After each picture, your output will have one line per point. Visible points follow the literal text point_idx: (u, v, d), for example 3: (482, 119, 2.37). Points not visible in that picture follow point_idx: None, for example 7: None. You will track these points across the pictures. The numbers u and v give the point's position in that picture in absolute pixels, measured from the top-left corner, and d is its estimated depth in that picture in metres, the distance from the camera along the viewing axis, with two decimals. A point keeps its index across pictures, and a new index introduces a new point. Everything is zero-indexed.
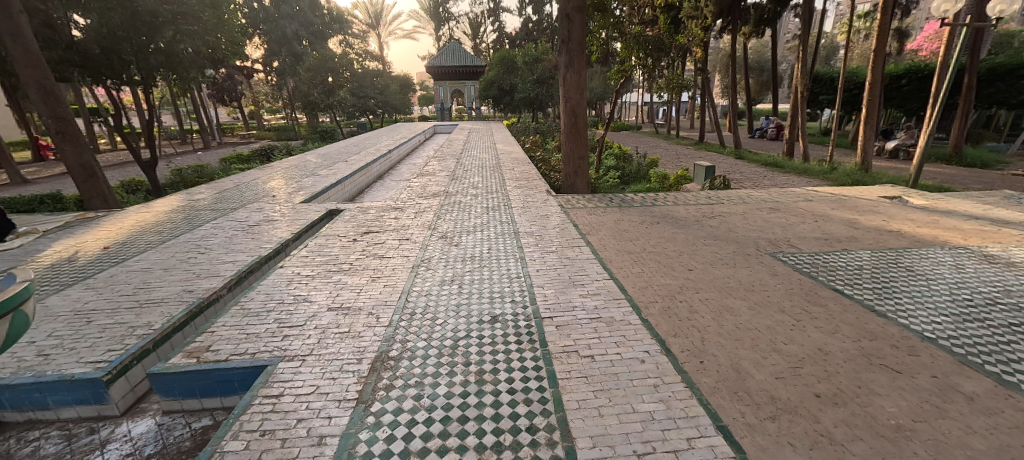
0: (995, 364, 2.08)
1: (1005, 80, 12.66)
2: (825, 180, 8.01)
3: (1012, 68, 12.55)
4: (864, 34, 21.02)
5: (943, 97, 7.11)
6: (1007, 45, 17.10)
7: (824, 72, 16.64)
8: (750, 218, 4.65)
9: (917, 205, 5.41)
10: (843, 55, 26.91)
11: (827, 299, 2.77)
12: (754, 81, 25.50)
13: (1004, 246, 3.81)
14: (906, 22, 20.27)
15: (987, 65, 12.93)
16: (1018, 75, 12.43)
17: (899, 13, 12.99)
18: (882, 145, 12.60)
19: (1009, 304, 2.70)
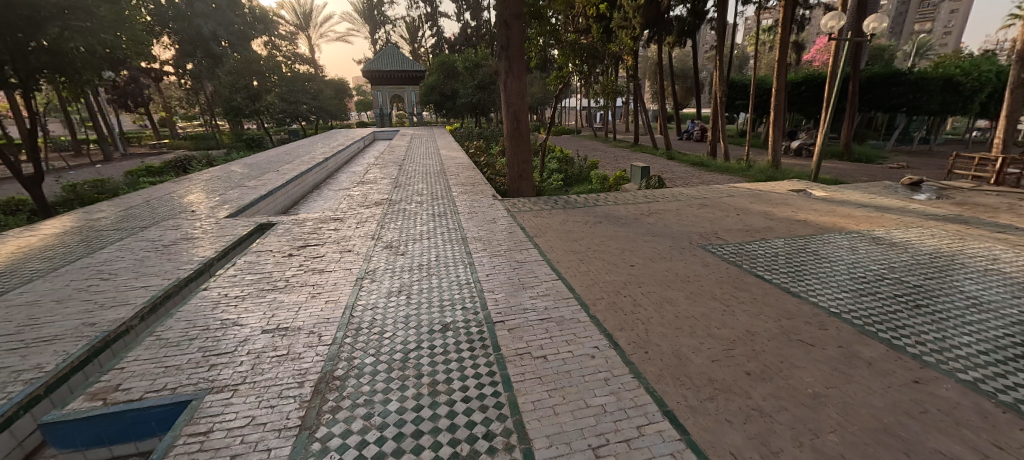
0: (885, 331, 2.43)
1: (880, 87, 14.90)
2: (744, 178, 8.86)
3: (884, 78, 14.78)
4: (769, 46, 23.68)
5: (836, 99, 8.13)
6: (879, 58, 20.16)
7: (738, 79, 18.45)
8: (682, 214, 5.01)
9: (819, 196, 6.17)
10: (752, 64, 30.07)
11: (751, 284, 3.06)
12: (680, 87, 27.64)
13: (886, 228, 4.48)
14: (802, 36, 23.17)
15: (866, 74, 15.10)
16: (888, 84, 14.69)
17: (795, 28, 14.79)
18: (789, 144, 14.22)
19: (889, 277, 3.19)
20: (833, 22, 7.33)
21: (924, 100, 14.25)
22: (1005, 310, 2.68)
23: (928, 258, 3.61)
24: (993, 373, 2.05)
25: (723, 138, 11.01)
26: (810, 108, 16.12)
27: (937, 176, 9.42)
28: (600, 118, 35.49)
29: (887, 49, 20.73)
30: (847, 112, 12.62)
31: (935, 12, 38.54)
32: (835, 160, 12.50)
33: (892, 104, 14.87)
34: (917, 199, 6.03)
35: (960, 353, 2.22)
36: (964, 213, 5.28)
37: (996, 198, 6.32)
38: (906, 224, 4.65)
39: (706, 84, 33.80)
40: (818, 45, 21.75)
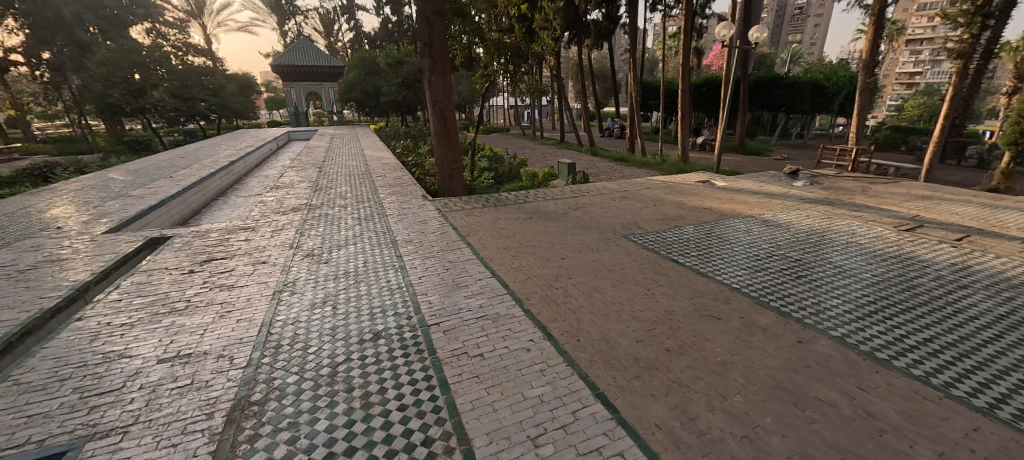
0: (776, 300, 2.81)
1: (764, 89, 17.10)
2: (659, 171, 9.66)
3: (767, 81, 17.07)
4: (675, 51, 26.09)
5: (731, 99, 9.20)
6: (762, 64, 23.24)
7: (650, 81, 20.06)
8: (606, 207, 5.31)
9: (720, 186, 6.95)
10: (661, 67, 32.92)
11: (668, 268, 3.35)
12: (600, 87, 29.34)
13: (773, 212, 5.19)
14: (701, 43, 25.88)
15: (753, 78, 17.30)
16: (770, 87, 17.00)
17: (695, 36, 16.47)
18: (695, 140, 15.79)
19: (777, 254, 3.70)
20: (725, 31, 8.27)
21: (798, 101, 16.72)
22: (859, 275, 3.27)
23: (804, 235, 4.26)
24: (852, 327, 2.48)
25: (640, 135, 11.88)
26: (711, 107, 18.05)
27: (809, 165, 11.12)
28: (528, 116, 36.28)
29: (767, 56, 23.98)
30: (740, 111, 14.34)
31: (803, 25, 46.56)
32: (732, 153, 14.15)
33: (774, 103, 17.19)
34: (795, 186, 7.07)
35: (829, 313, 2.65)
36: (829, 195, 6.30)
37: (850, 182, 7.63)
38: (788, 207, 5.43)
39: (623, 85, 36.22)
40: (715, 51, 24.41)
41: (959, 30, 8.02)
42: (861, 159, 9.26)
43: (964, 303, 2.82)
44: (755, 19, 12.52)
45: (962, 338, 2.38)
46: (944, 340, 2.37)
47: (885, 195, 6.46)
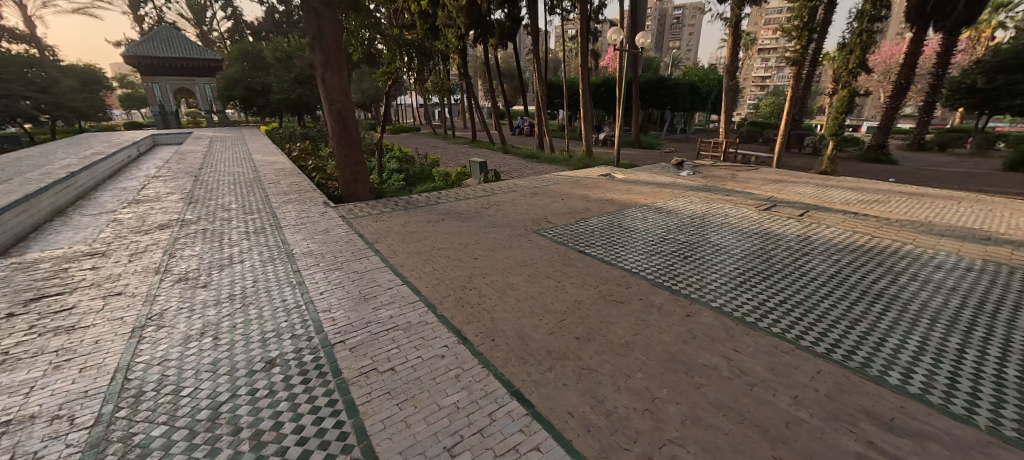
0: (670, 281, 3.12)
1: (653, 89, 18.84)
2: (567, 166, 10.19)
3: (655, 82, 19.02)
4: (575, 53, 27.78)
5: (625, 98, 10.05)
6: (650, 67, 25.85)
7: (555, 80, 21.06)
8: (518, 203, 5.43)
9: (620, 178, 7.55)
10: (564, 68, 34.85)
11: (576, 258, 3.53)
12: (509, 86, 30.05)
13: (664, 200, 5.78)
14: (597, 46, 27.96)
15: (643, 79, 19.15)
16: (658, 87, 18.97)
17: (591, 39, 17.67)
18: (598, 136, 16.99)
19: (668, 238, 4.13)
20: (616, 35, 8.98)
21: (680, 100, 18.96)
22: (731, 251, 3.80)
23: (689, 219, 4.82)
24: (728, 297, 2.87)
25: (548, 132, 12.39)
26: (609, 106, 19.52)
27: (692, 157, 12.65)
28: (439, 115, 35.70)
29: (653, 60, 26.82)
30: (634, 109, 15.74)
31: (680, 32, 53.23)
32: (630, 147, 15.51)
33: (661, 102, 19.07)
34: (681, 175, 7.98)
35: (711, 287, 3.03)
36: (707, 183, 7.23)
37: (722, 170, 8.85)
38: (676, 195, 6.09)
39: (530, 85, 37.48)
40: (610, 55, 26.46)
41: (794, 42, 9.73)
42: (730, 150, 10.76)
43: (806, 267, 3.45)
44: (639, 26, 13.88)
45: (806, 297, 2.91)
46: (794, 300, 2.86)
47: (748, 180, 7.61)
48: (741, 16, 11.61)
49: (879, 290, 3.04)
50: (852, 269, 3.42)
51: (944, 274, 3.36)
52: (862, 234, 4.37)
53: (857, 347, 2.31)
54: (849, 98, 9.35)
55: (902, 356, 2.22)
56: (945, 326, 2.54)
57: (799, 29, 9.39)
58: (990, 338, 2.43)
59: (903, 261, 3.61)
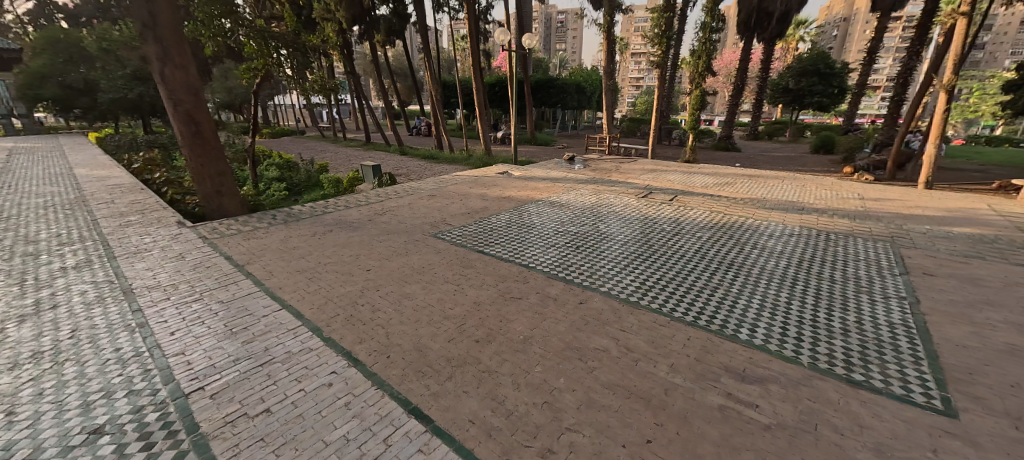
0: (565, 272, 3.29)
1: (544, 89, 19.70)
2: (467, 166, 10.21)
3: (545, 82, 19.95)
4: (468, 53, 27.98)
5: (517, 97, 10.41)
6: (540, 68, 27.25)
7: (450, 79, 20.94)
8: (414, 207, 5.24)
9: (518, 175, 7.79)
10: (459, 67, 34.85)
11: (475, 259, 3.51)
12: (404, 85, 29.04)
13: (558, 194, 6.11)
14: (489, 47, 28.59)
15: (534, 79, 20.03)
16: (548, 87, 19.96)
17: (482, 39, 17.95)
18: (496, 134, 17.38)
19: (562, 231, 4.37)
20: (503, 36, 9.22)
21: (568, 99, 20.38)
22: (617, 237, 4.18)
23: (581, 211, 5.17)
24: (615, 281, 3.13)
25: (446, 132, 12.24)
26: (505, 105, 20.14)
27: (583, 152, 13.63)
28: (327, 116, 32.95)
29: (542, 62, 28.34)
30: (527, 108, 16.49)
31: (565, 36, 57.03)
32: (528, 145, 16.13)
33: (552, 101, 20.08)
34: (573, 169, 8.53)
35: (601, 273, 3.27)
36: (595, 175, 7.85)
37: (608, 163, 9.71)
38: (569, 189, 6.48)
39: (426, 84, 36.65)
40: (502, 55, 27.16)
41: (654, 47, 11.17)
42: (613, 144, 12.05)
43: (676, 246, 3.96)
44: (525, 28, 14.54)
45: (677, 272, 3.33)
46: (668, 276, 3.24)
47: (629, 171, 8.47)
48: (613, 23, 12.84)
49: (730, 259, 3.63)
50: (711, 243, 4.03)
51: (774, 240, 4.15)
52: (717, 213, 5.17)
53: (715, 310, 2.70)
54: (701, 97, 10.98)
55: (747, 313, 2.67)
56: (775, 284, 3.13)
57: (659, 37, 10.85)
58: (805, 288, 3.06)
59: (746, 233, 4.36)
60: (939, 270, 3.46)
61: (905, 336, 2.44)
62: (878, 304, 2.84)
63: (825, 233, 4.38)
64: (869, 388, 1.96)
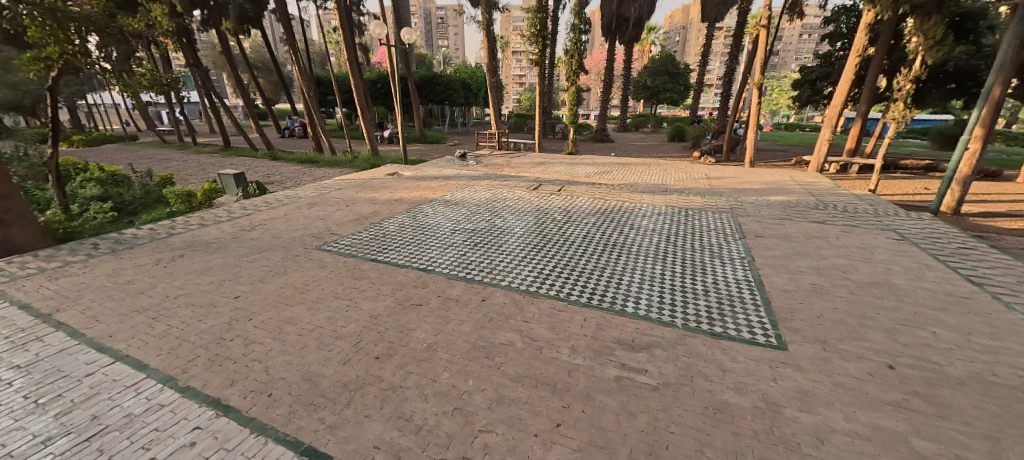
0: (465, 271, 3.25)
1: (429, 85, 19.21)
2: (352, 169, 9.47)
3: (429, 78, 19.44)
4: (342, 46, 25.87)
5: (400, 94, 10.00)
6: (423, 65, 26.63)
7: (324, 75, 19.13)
8: (291, 220, 4.65)
9: (410, 176, 7.49)
10: (334, 62, 32.09)
11: (368, 269, 3.26)
12: (268, 81, 25.61)
13: (453, 192, 6.03)
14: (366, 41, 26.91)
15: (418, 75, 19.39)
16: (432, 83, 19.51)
17: (357, 32, 16.76)
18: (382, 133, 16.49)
19: (460, 229, 4.33)
20: (380, 30, 8.71)
21: (455, 95, 20.32)
22: (513, 231, 4.30)
23: (477, 208, 5.19)
24: (514, 274, 3.21)
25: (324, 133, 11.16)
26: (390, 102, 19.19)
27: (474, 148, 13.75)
28: (166, 117, 27.30)
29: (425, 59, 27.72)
30: (413, 106, 15.98)
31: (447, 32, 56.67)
32: (417, 143, 15.66)
33: (439, 98, 19.73)
34: (466, 167, 8.53)
35: (501, 268, 3.32)
36: (488, 171, 7.97)
37: (499, 159, 9.96)
38: (463, 187, 6.45)
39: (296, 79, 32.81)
40: (382, 50, 25.73)
41: (532, 46, 11.73)
42: (502, 139, 12.44)
43: (567, 233, 4.24)
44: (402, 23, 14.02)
45: (569, 258, 3.56)
46: (561, 263, 3.45)
47: (520, 165, 8.80)
48: (492, 21, 13.13)
49: (613, 241, 4.02)
50: (596, 228, 4.41)
51: (646, 219, 4.72)
52: (599, 200, 5.68)
53: (606, 289, 2.96)
54: (578, 94, 11.93)
55: (631, 288, 2.98)
56: (651, 259, 3.56)
57: (535, 36, 11.45)
58: (673, 260, 3.55)
59: (624, 215, 4.89)
60: (763, 231, 4.35)
61: (747, 289, 2.99)
62: (726, 266, 3.44)
63: (684, 210, 5.15)
64: (726, 338, 2.35)
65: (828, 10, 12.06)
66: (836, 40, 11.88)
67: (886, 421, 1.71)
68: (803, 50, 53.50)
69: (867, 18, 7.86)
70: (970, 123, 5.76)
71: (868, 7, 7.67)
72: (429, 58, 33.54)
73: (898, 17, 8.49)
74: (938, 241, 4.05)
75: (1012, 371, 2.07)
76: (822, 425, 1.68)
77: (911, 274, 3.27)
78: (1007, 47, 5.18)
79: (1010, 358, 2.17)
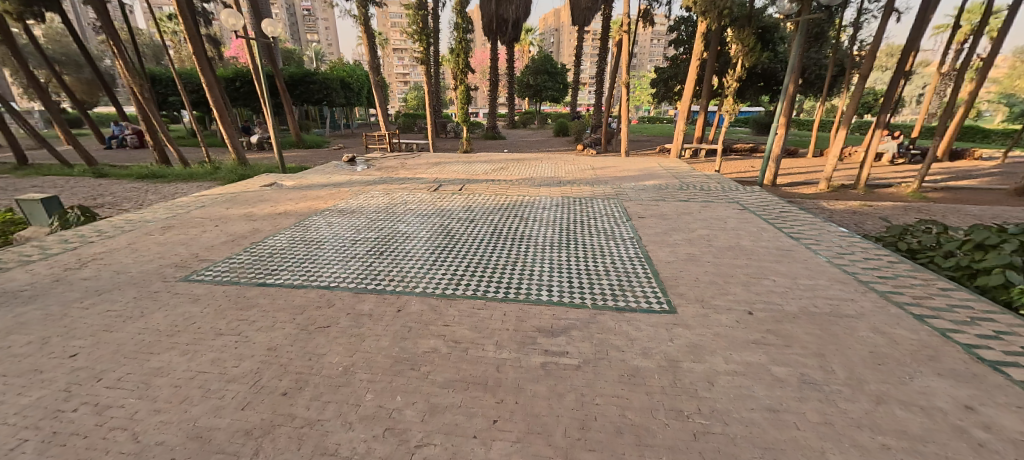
0: (374, 283, 3.04)
1: (302, 84, 17.29)
2: (215, 183, 8.07)
3: (301, 76, 17.34)
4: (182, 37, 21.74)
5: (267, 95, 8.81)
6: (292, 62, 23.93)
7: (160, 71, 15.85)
8: (139, 249, 3.78)
9: (290, 185, 6.69)
10: (172, 57, 26.83)
11: (256, 296, 2.83)
12: (76, 78, 20.25)
13: (346, 200, 5.57)
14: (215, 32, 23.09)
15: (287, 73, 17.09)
16: (306, 82, 17.44)
17: (202, 21, 14.25)
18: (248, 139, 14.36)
19: (360, 239, 4.03)
20: (233, 20, 7.52)
21: (334, 95, 18.64)
22: (419, 234, 4.16)
23: (376, 214, 4.89)
24: (427, 279, 3.12)
25: (171, 141, 9.28)
26: (254, 103, 16.78)
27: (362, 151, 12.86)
28: None
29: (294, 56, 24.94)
30: (285, 107, 14.25)
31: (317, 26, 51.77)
32: (295, 149, 14.03)
33: (315, 98, 17.90)
34: (357, 172, 7.95)
35: (412, 275, 3.20)
36: (383, 175, 7.56)
37: (393, 161, 9.50)
38: (357, 193, 6.00)
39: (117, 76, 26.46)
40: (236, 43, 22.28)
41: (416, 43, 11.40)
42: (393, 140, 11.90)
43: (474, 232, 4.27)
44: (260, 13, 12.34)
45: (480, 256, 3.59)
46: (473, 262, 3.45)
47: (416, 166, 8.54)
48: (368, 16, 12.38)
49: (519, 234, 4.17)
50: (500, 223, 4.52)
51: (546, 211, 5.02)
52: (500, 196, 5.83)
53: (520, 281, 3.07)
54: (467, 93, 12.00)
55: (542, 278, 3.14)
56: (555, 248, 3.79)
57: (418, 33, 11.15)
58: (575, 246, 3.84)
59: (526, 209, 5.11)
60: (644, 213, 4.98)
61: (639, 265, 3.40)
62: (620, 246, 3.85)
63: (578, 200, 5.60)
64: (629, 310, 2.64)
65: (671, 20, 14.17)
66: (679, 45, 14.06)
67: (753, 357, 2.12)
68: (654, 54, 62.35)
69: (701, 28, 9.44)
70: (776, 114, 7.37)
71: (701, 19, 9.23)
72: (297, 54, 30.15)
73: (721, 28, 10.38)
74: (766, 208, 5.13)
75: (823, 301, 2.75)
76: (711, 370, 2.01)
77: (752, 236, 4.09)
78: (794, 54, 6.73)
79: (820, 292, 2.88)
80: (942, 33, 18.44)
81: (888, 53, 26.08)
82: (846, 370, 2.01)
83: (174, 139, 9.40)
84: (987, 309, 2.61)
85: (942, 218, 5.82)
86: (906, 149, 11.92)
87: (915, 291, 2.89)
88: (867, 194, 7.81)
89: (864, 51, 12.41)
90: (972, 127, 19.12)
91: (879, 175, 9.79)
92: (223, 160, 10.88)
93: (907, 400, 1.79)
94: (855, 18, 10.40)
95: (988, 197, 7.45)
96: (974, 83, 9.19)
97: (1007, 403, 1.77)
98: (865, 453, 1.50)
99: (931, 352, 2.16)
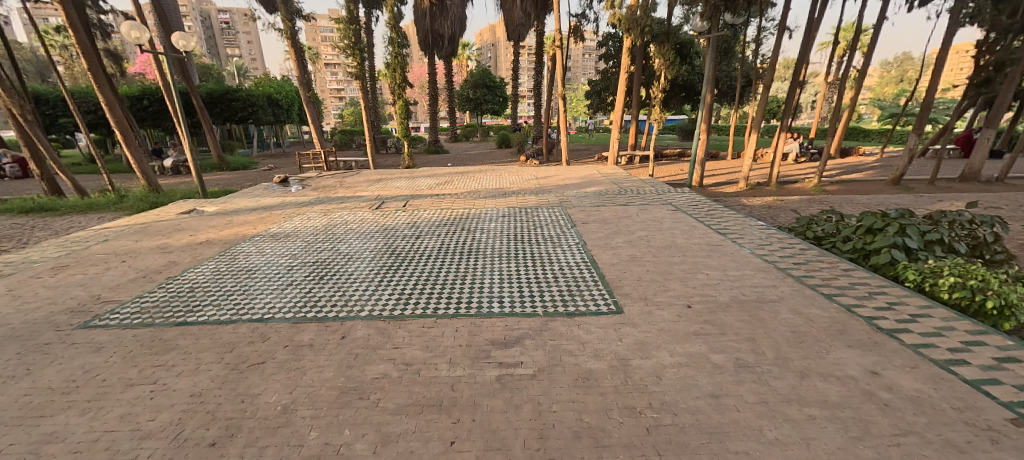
0: (318, 311, 2.84)
1: (222, 102, 15.92)
2: (119, 214, 7.14)
3: (222, 93, 15.96)
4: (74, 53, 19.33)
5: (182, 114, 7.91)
6: None
7: (44, 90, 13.87)
8: (23, 295, 3.22)
9: (213, 211, 6.10)
10: (63, 72, 23.72)
11: (174, 337, 2.52)
12: None
13: (279, 224, 5.19)
14: (114, 46, 20.72)
15: (205, 90, 15.59)
16: (227, 99, 16.10)
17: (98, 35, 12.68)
18: (161, 163, 12.96)
19: (297, 264, 3.78)
20: (136, 33, 6.74)
21: (261, 112, 17.34)
22: (361, 255, 3.98)
23: (313, 237, 4.61)
24: (373, 301, 2.98)
25: (63, 170, 8.06)
26: (166, 123, 15.21)
27: (295, 172, 12.11)
28: None
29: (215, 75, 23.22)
30: (204, 126, 12.97)
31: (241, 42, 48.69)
32: (217, 172, 12.85)
33: (238, 116, 16.62)
34: (290, 193, 7.44)
35: (357, 297, 3.05)
36: (318, 195, 7.15)
37: (330, 180, 9.04)
38: (291, 216, 5.61)
39: None
40: (141, 58, 20.13)
41: (350, 58, 11.05)
42: (330, 158, 11.34)
43: (421, 247, 4.18)
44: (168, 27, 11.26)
45: (428, 272, 3.51)
46: (421, 279, 3.37)
47: (356, 184, 8.21)
48: (295, 30, 11.80)
49: (468, 247, 4.15)
50: (447, 238, 4.48)
51: (493, 222, 5.05)
52: (444, 210, 5.77)
53: (471, 296, 3.02)
54: (405, 108, 11.79)
55: (493, 289, 3.14)
56: (503, 258, 3.82)
57: (350, 48, 10.81)
58: (524, 256, 3.89)
59: (473, 222, 5.09)
60: (587, 218, 5.17)
61: (586, 270, 3.50)
62: (567, 252, 3.96)
63: (523, 209, 5.69)
64: (578, 314, 2.71)
65: (599, 36, 15.05)
66: (608, 59, 14.92)
67: (694, 347, 2.26)
68: (586, 67, 66.48)
69: (626, 44, 10.06)
70: (698, 121, 8.05)
71: (627, 35, 9.89)
72: (217, 70, 28.07)
73: (645, 44, 11.19)
74: (696, 207, 5.54)
75: (750, 290, 3.01)
76: (658, 365, 2.11)
77: (685, 234, 4.39)
78: (707, 67, 7.32)
79: (746, 281, 3.16)
80: (825, 48, 21.37)
81: (785, 66, 29.66)
82: (773, 350, 2.21)
83: (66, 167, 8.16)
84: (879, 285, 3.01)
85: (839, 208, 6.68)
86: (805, 148, 13.57)
87: (823, 273, 3.26)
88: (778, 190, 8.73)
89: (766, 64, 14.04)
90: (853, 128, 22.26)
91: (785, 173, 11.04)
92: (130, 187, 9.68)
93: (825, 372, 2.00)
94: (755, 36, 11.70)
95: (871, 187, 8.67)
96: (850, 92, 10.70)
97: (902, 365, 2.05)
98: (795, 425, 1.64)
99: (840, 327, 2.44)
